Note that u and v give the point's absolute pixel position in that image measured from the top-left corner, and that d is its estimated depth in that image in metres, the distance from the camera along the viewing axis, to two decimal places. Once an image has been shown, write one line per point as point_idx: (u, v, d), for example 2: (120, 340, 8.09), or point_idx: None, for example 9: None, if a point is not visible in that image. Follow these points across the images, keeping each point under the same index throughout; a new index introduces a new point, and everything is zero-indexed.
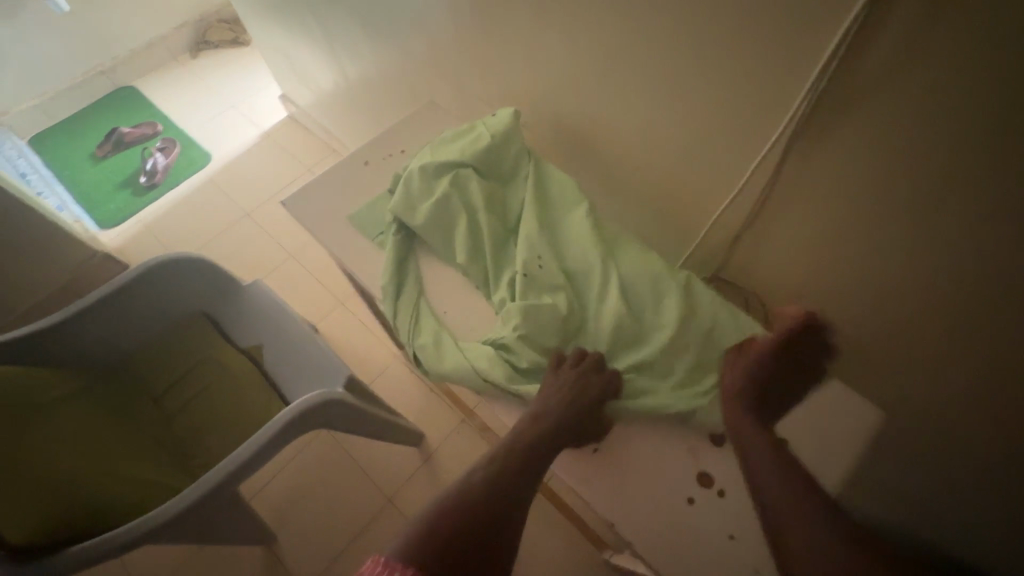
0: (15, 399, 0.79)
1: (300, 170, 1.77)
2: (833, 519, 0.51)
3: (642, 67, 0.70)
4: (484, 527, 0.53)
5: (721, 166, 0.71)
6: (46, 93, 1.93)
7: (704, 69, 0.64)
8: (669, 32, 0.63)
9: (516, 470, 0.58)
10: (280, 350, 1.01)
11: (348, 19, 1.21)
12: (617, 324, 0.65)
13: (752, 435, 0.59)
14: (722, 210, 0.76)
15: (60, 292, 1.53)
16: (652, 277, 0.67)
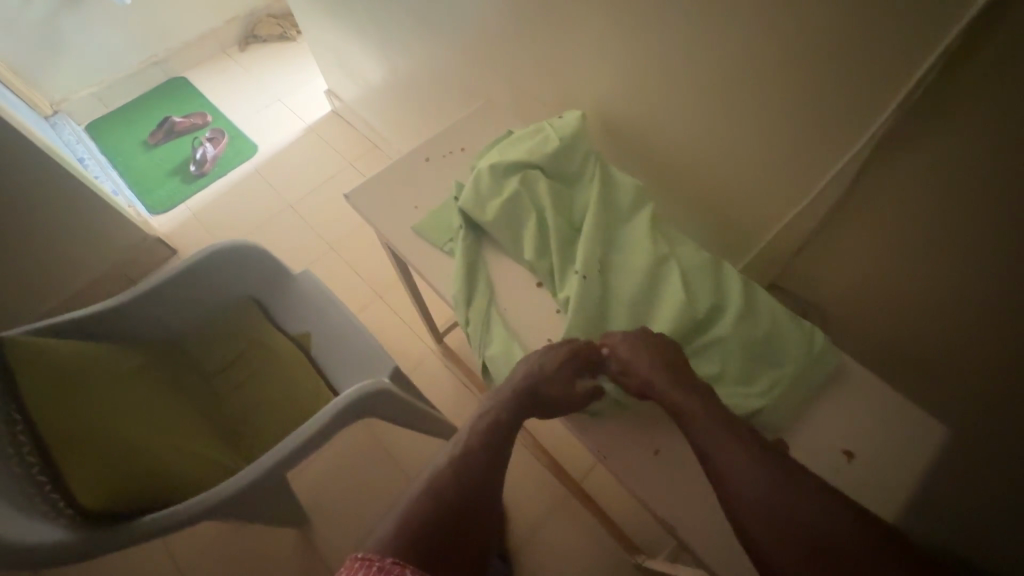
0: (82, 369, 0.81)
1: (342, 164, 1.80)
2: (771, 467, 0.51)
3: (708, 75, 0.69)
4: (460, 512, 0.58)
5: (789, 175, 0.70)
6: (103, 81, 2.01)
7: (776, 77, 0.63)
8: (742, 39, 0.63)
9: (486, 457, 0.62)
10: (327, 339, 1.04)
11: (404, 17, 1.23)
12: (683, 324, 0.63)
13: (699, 416, 0.56)
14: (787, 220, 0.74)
15: (112, 273, 1.58)
16: (710, 279, 0.67)
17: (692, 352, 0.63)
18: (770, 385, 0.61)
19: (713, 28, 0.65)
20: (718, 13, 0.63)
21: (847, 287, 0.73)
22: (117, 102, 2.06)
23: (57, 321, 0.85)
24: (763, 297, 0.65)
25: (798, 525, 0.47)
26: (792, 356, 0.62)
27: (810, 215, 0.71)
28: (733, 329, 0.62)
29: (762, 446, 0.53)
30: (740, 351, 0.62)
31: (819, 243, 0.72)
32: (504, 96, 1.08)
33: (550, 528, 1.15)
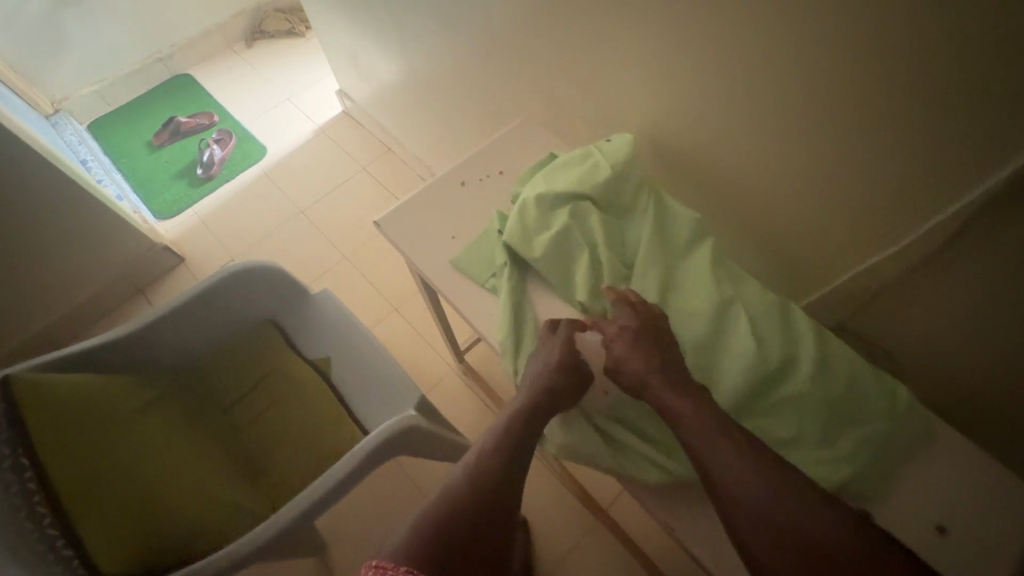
0: (94, 409, 0.76)
1: (355, 168, 1.74)
2: (764, 465, 0.50)
3: (777, 102, 0.63)
4: (477, 516, 0.56)
5: (864, 215, 0.64)
6: (105, 79, 1.93)
7: (861, 109, 0.56)
8: (823, 67, 0.56)
9: (507, 459, 0.60)
10: (348, 366, 0.98)
11: (425, 19, 1.16)
12: (752, 380, 0.59)
13: (693, 415, 0.54)
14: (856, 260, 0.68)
15: (118, 283, 1.52)
16: (781, 327, 0.62)
17: (765, 412, 0.58)
18: (852, 449, 0.56)
19: (788, 53, 0.58)
20: (796, 36, 0.56)
21: (922, 331, 0.68)
22: (120, 100, 1.99)
23: (64, 353, 0.81)
24: (841, 348, 0.60)
25: (790, 526, 0.47)
26: (870, 418, 0.57)
27: (886, 259, 0.65)
28: (809, 385, 0.58)
29: (755, 444, 0.52)
30: (819, 410, 0.57)
31: (894, 289, 0.67)
32: (534, 107, 1.01)
33: (579, 558, 1.11)
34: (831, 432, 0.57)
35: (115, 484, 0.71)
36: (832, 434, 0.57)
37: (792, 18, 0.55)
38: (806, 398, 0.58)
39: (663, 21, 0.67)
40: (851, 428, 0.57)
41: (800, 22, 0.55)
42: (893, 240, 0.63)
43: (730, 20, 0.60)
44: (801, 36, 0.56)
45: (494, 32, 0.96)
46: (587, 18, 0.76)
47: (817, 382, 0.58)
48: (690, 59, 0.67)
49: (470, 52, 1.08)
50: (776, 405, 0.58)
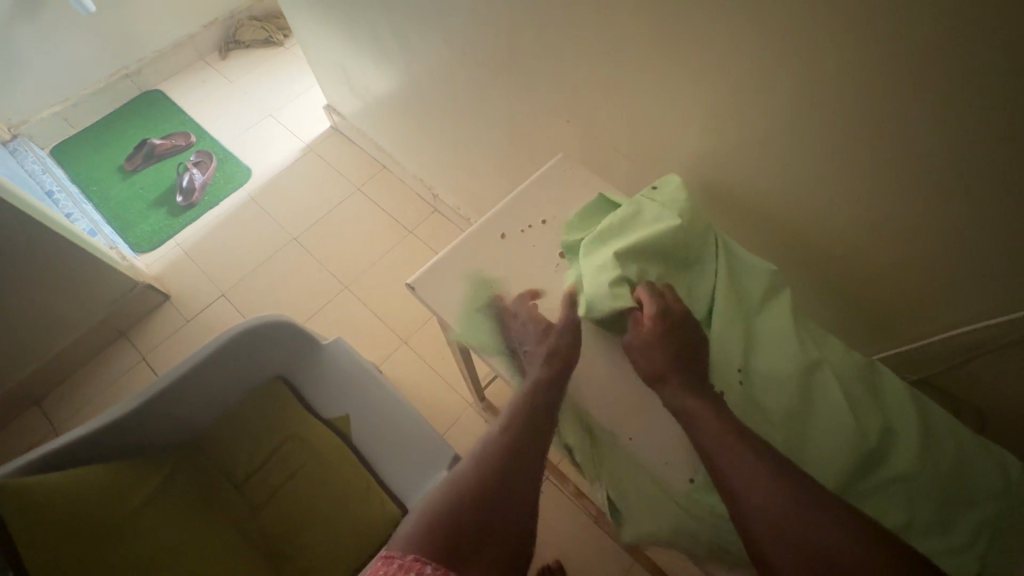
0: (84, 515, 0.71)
1: (348, 189, 1.63)
2: (775, 466, 0.48)
3: (868, 147, 0.57)
4: (491, 500, 0.52)
5: (956, 262, 0.59)
6: (67, 99, 1.78)
7: (974, 161, 0.51)
8: (931, 114, 0.50)
9: (521, 443, 0.57)
10: (370, 425, 0.89)
11: (428, 38, 1.04)
12: (857, 457, 0.54)
13: (706, 419, 0.54)
14: (941, 306, 0.64)
15: (99, 328, 1.39)
16: (872, 395, 0.58)
17: (869, 492, 0.54)
18: (969, 536, 0.51)
19: (886, 97, 0.52)
20: (903, 81, 0.50)
21: (1014, 379, 0.63)
22: (85, 122, 1.84)
23: (60, 443, 0.75)
24: (940, 416, 0.57)
25: (798, 525, 0.44)
26: (985, 497, 0.53)
27: (980, 305, 0.60)
28: (917, 465, 0.53)
29: (767, 449, 0.50)
30: (931, 492, 0.53)
31: (985, 341, 0.62)
32: (559, 135, 0.93)
33: None
34: (946, 513, 0.52)
35: None
36: (947, 515, 0.52)
37: (899, 60, 0.49)
38: (916, 478, 0.53)
39: (731, 55, 0.60)
40: (970, 511, 0.52)
41: (906, 66, 0.49)
42: (990, 288, 0.58)
43: (820, 59, 0.53)
44: (909, 81, 0.50)
45: (515, 55, 0.88)
46: (635, 46, 0.68)
47: (924, 460, 0.53)
48: (758, 96, 0.61)
49: (482, 74, 0.99)
50: (883, 484, 0.54)
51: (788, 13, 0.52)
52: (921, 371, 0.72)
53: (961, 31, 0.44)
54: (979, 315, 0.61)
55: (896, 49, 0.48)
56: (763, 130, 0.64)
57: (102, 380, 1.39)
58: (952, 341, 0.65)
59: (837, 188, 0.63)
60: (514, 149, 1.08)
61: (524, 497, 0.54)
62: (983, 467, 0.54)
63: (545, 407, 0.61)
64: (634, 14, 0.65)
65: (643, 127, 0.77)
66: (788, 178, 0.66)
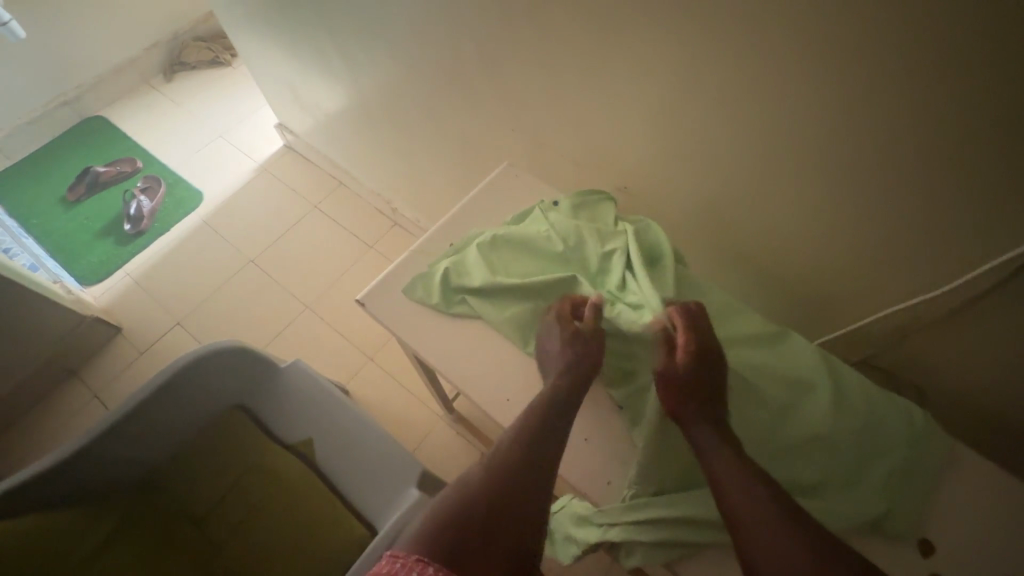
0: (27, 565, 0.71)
1: (305, 208, 1.61)
2: (805, 531, 0.46)
3: (791, 137, 0.59)
4: (497, 508, 0.51)
5: (876, 244, 0.62)
6: (0, 130, 1.70)
7: (888, 144, 0.54)
8: (846, 101, 0.53)
9: (532, 450, 0.55)
10: (332, 446, 0.88)
11: (372, 52, 1.04)
12: (771, 423, 0.59)
13: (719, 439, 0.53)
14: (868, 288, 0.67)
15: (44, 368, 1.32)
16: (786, 365, 0.62)
17: (785, 455, 0.58)
18: (880, 483, 0.56)
19: (796, 91, 0.55)
20: (821, 71, 0.52)
21: (939, 351, 0.67)
22: (21, 152, 1.76)
23: (0, 489, 0.72)
24: (852, 377, 0.61)
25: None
26: (896, 449, 0.57)
27: (900, 283, 0.64)
28: (824, 423, 0.57)
29: (797, 510, 0.47)
30: (843, 449, 0.57)
31: (906, 315, 0.66)
32: (506, 143, 0.94)
33: None
34: (855, 467, 0.57)
35: None
36: (855, 466, 0.57)
37: (817, 51, 0.51)
38: (827, 436, 0.57)
39: (656, 57, 0.62)
40: (880, 464, 0.57)
41: (811, 60, 0.52)
42: (907, 266, 0.62)
43: (735, 55, 0.56)
44: (814, 75, 0.53)
45: (458, 67, 0.88)
46: (571, 51, 0.69)
47: (836, 420, 0.58)
48: (684, 96, 0.63)
49: (428, 87, 0.99)
50: (797, 444, 0.57)
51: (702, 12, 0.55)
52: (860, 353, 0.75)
53: (856, 21, 0.47)
54: (909, 292, 0.64)
55: (810, 39, 0.51)
56: (692, 129, 0.67)
57: (49, 422, 1.31)
58: (879, 322, 0.69)
59: (765, 180, 0.66)
60: (467, 161, 1.08)
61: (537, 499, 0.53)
62: (897, 422, 0.58)
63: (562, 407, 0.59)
64: (567, 20, 0.66)
65: (583, 131, 0.79)
66: (720, 174, 0.69)
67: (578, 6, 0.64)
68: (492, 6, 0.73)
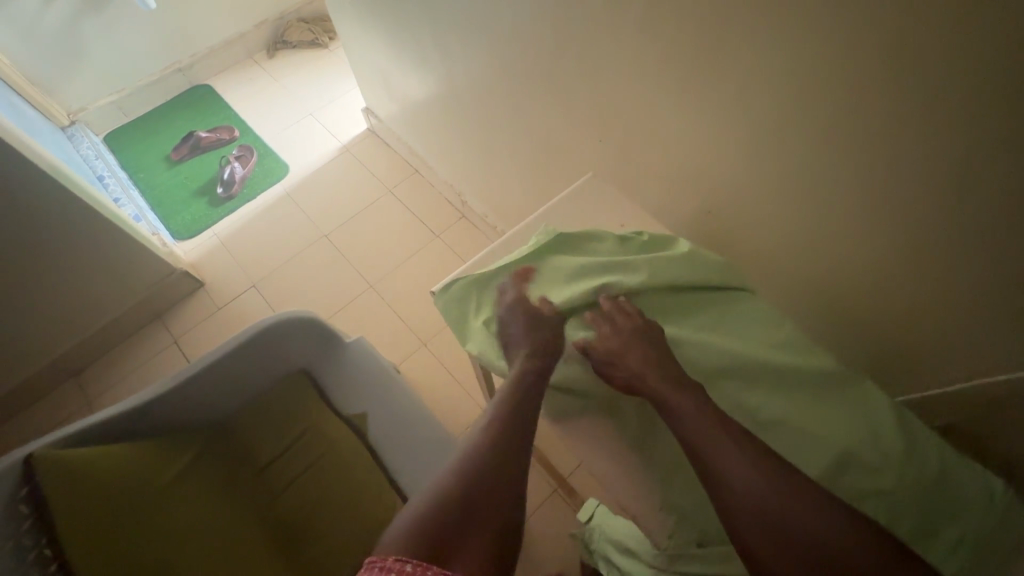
0: (133, 468, 0.74)
1: (380, 190, 1.67)
2: (764, 463, 0.52)
3: (896, 180, 0.56)
4: (473, 503, 0.56)
5: (978, 304, 0.58)
6: (123, 89, 1.87)
7: (1008, 200, 0.50)
8: (965, 151, 0.50)
9: (499, 447, 0.59)
10: (384, 423, 0.92)
11: (468, 50, 1.07)
12: (836, 472, 0.56)
13: (710, 430, 0.55)
14: (963, 349, 0.63)
15: (135, 310, 1.45)
16: (860, 414, 0.60)
17: None
18: (951, 557, 0.53)
19: (908, 132, 0.52)
20: (952, 113, 0.48)
21: None
22: (138, 111, 1.93)
23: (101, 417, 0.78)
24: (929, 439, 0.58)
25: (794, 527, 0.49)
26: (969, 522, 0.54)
27: (1000, 349, 0.60)
28: (893, 481, 0.55)
29: (754, 444, 0.54)
30: (911, 513, 0.54)
31: (1003, 384, 0.61)
32: (589, 152, 0.94)
33: None
34: (923, 534, 0.54)
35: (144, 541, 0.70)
36: (922, 533, 0.54)
37: (951, 91, 0.47)
38: (896, 495, 0.54)
39: (759, 85, 0.60)
40: (952, 535, 0.54)
41: (929, 104, 0.49)
42: (1012, 331, 0.57)
43: (846, 90, 0.54)
44: (931, 120, 0.50)
45: (552, 72, 0.89)
46: (669, 69, 0.68)
47: (906, 479, 0.55)
48: (784, 125, 0.61)
49: (519, 88, 1.01)
50: (860, 497, 0.55)
51: (814, 44, 0.53)
52: (947, 419, 0.70)
53: (988, 70, 0.44)
54: (1014, 359, 0.59)
55: (946, 79, 0.47)
56: (787, 161, 0.64)
57: (133, 359, 1.44)
58: (971, 387, 0.64)
59: (859, 223, 0.62)
60: (545, 163, 1.09)
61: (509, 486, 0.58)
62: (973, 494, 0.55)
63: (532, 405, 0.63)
64: (673, 34, 0.65)
65: (669, 149, 0.78)
66: (810, 210, 0.67)
67: (683, 26, 0.63)
68: (596, 12, 0.73)
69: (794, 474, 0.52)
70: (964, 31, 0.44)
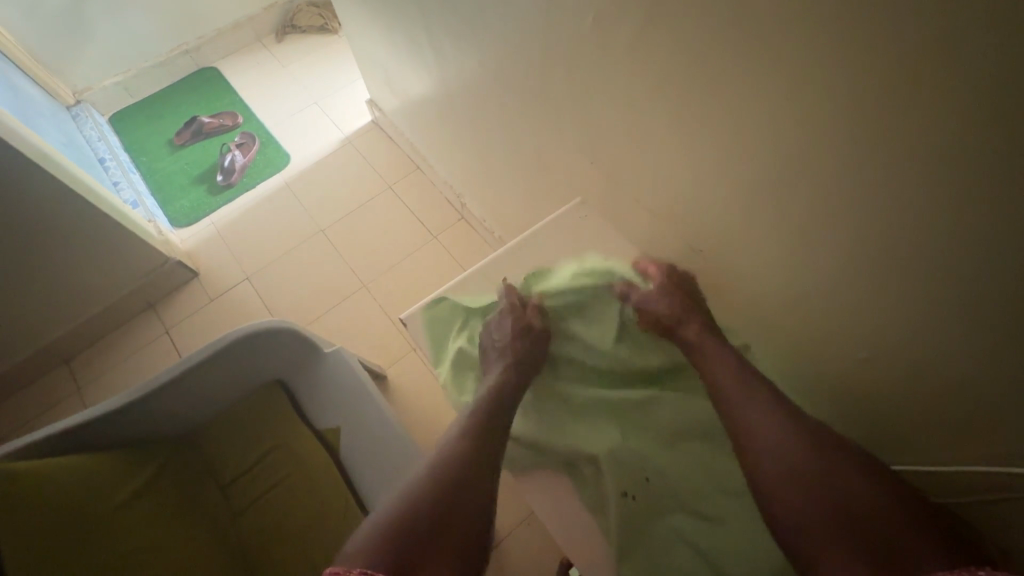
0: (89, 481, 0.75)
1: (379, 186, 1.64)
2: (799, 421, 0.54)
3: (893, 241, 0.51)
4: (441, 511, 0.54)
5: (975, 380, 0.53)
6: (129, 69, 1.85)
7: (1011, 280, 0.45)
8: (968, 222, 0.45)
9: (474, 461, 0.59)
10: (357, 442, 0.90)
11: (464, 51, 1.01)
12: None
13: (744, 388, 0.58)
14: (957, 423, 0.58)
15: (128, 298, 1.44)
16: None
17: None
18: None
19: (908, 194, 0.47)
20: (956, 184, 0.44)
21: None
22: (143, 92, 1.91)
23: (69, 424, 0.78)
24: None
25: (815, 471, 0.50)
26: None
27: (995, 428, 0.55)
28: None
29: (781, 399, 0.57)
30: None
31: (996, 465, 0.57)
32: (581, 170, 0.89)
33: None
34: None
35: (83, 551, 0.69)
36: None
37: (960, 161, 0.42)
38: None
39: (755, 125, 0.55)
40: None
41: (931, 167, 0.44)
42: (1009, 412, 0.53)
43: (844, 141, 0.49)
44: (933, 184, 0.45)
45: (547, 85, 0.84)
46: (661, 96, 0.63)
47: None
48: (780, 169, 0.56)
49: (515, 99, 0.95)
50: None
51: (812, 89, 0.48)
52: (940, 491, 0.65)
53: (997, 140, 0.39)
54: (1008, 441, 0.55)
55: (958, 147, 0.42)
56: (783, 206, 0.59)
57: (125, 346, 1.44)
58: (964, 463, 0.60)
59: (854, 279, 0.58)
60: (541, 176, 1.04)
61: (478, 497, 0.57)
62: None
63: (503, 415, 0.64)
64: (666, 63, 0.60)
65: (656, 179, 0.74)
66: (804, 259, 0.62)
67: (676, 54, 0.58)
68: (592, 28, 0.67)
69: (834, 438, 0.53)
70: (973, 93, 0.39)
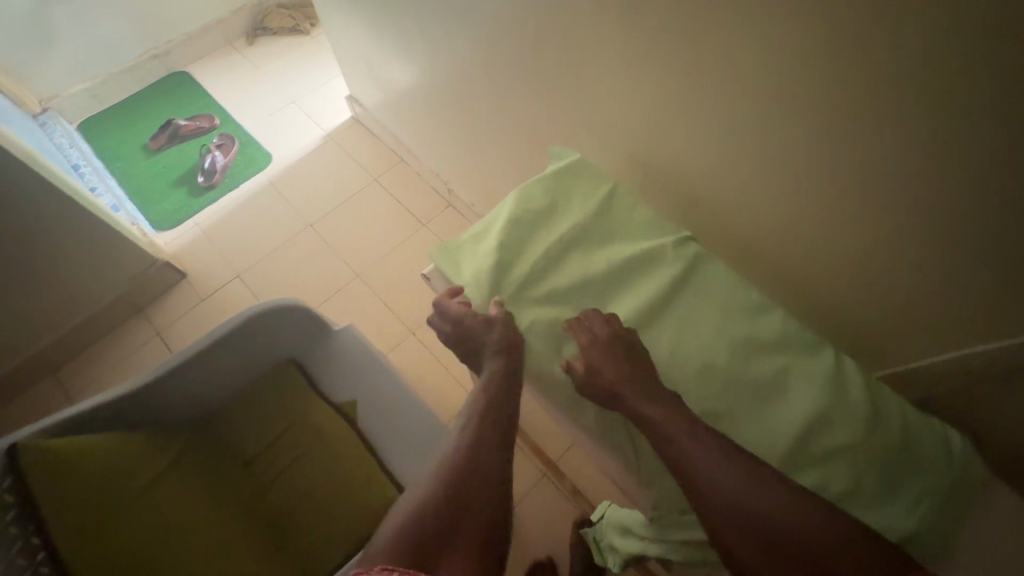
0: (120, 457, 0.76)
1: (365, 179, 1.66)
2: (733, 459, 0.55)
3: (859, 164, 0.58)
4: (462, 504, 0.61)
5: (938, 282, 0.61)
6: (97, 76, 1.82)
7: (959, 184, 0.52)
8: (920, 137, 0.52)
9: (489, 455, 0.64)
10: (375, 408, 0.93)
11: (451, 36, 1.05)
12: (806, 437, 0.60)
13: (680, 434, 0.57)
14: (926, 327, 0.66)
15: (116, 303, 1.42)
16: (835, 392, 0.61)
17: (815, 463, 0.59)
18: (915, 502, 0.57)
19: (869, 119, 0.54)
20: (908, 103, 0.51)
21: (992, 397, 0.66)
22: (112, 99, 1.88)
23: (88, 406, 0.78)
24: (890, 399, 0.62)
25: (770, 525, 0.52)
26: (922, 473, 0.58)
27: (958, 325, 0.63)
28: (859, 438, 0.59)
29: (712, 437, 0.57)
30: (876, 466, 0.58)
31: (962, 358, 0.65)
32: (572, 139, 0.95)
33: None
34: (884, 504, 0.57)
35: (122, 519, 0.71)
36: (883, 486, 0.58)
37: (909, 82, 0.49)
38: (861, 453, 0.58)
39: (733, 72, 0.62)
40: (915, 498, 0.57)
41: (885, 92, 0.51)
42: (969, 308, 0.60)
43: (812, 77, 0.56)
44: (889, 106, 0.52)
45: (537, 59, 0.89)
46: (648, 55, 0.69)
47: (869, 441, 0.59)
48: (757, 112, 0.63)
49: (503, 78, 1.00)
50: (828, 455, 0.59)
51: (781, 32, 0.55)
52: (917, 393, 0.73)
53: (938, 59, 0.46)
54: (970, 334, 0.63)
55: (909, 68, 0.48)
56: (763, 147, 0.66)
57: (115, 353, 1.41)
58: (936, 362, 0.68)
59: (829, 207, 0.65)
60: (532, 152, 1.09)
61: (493, 491, 0.62)
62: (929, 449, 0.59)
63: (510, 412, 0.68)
64: (650, 22, 0.66)
65: (646, 137, 0.80)
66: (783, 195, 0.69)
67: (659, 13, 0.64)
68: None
69: (763, 472, 0.55)
70: (915, 20, 0.46)
